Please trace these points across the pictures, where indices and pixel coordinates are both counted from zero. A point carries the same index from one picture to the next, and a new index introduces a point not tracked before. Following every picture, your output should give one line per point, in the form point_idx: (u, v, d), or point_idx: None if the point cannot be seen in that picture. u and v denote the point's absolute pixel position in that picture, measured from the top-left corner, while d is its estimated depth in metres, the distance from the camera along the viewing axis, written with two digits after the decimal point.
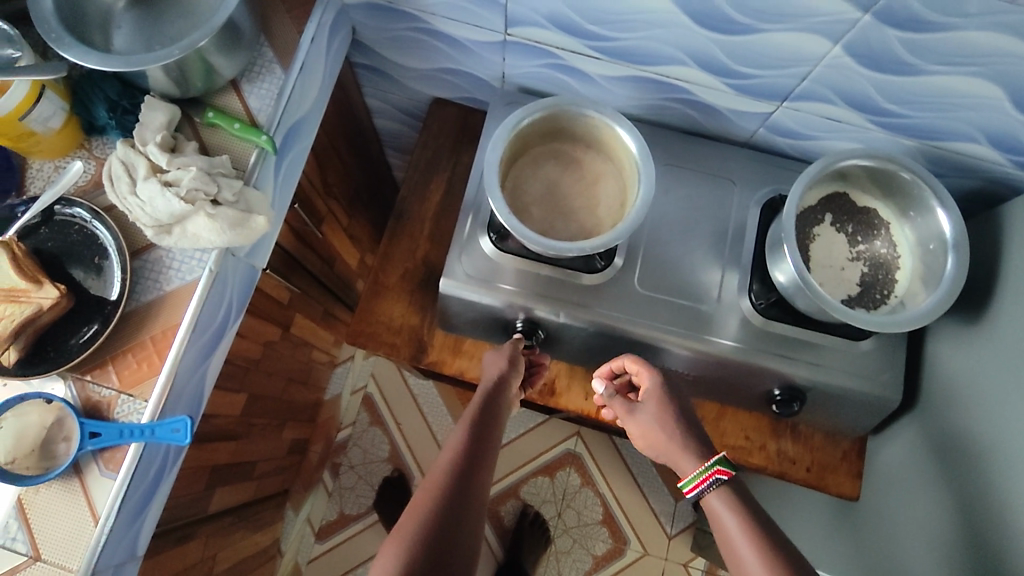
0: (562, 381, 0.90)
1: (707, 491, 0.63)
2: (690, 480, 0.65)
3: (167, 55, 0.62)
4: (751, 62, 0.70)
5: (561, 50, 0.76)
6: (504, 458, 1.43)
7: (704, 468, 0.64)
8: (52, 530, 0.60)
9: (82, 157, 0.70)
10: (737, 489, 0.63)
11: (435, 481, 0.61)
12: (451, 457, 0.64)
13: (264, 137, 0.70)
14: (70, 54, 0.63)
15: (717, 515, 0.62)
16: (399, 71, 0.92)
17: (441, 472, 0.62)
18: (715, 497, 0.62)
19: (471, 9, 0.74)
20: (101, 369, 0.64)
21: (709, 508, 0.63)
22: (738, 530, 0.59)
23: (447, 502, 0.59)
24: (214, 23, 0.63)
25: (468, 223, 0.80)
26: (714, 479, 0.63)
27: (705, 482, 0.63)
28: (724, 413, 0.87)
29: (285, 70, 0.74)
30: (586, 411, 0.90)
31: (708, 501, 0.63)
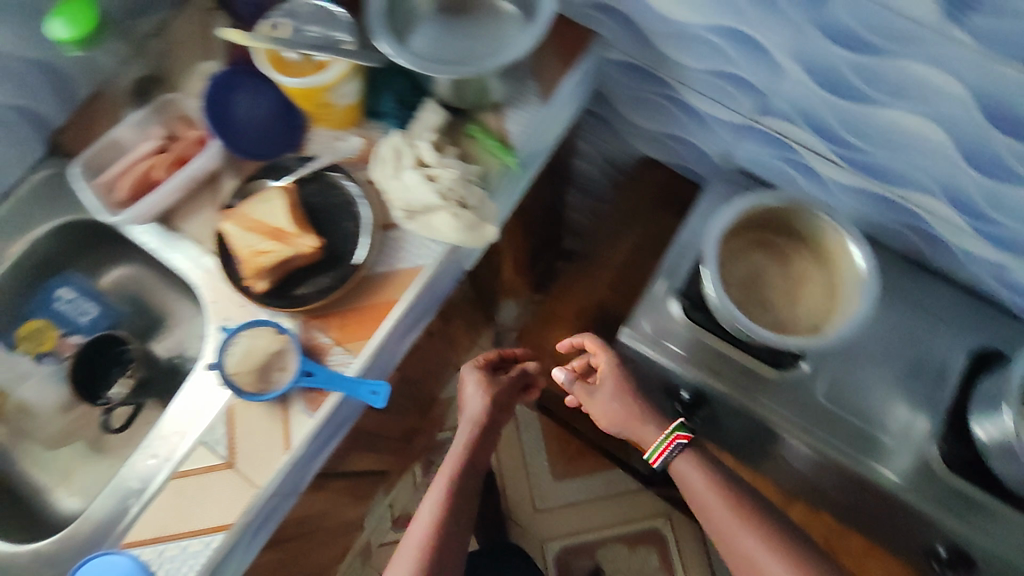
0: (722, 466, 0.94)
1: (674, 456, 0.74)
2: (654, 449, 0.76)
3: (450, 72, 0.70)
4: (1009, 213, 0.67)
5: (802, 147, 0.77)
6: (588, 512, 1.42)
7: (666, 435, 0.75)
8: (249, 445, 0.68)
9: (355, 134, 0.78)
10: (694, 450, 0.75)
11: (435, 509, 0.74)
12: (442, 498, 0.75)
13: (512, 159, 0.76)
14: (382, 41, 0.70)
15: (686, 474, 0.74)
16: (623, 126, 0.96)
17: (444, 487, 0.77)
18: (681, 460, 0.74)
19: (729, 92, 0.76)
20: (326, 318, 0.71)
21: (677, 471, 0.75)
22: (705, 488, 0.72)
23: (454, 512, 0.74)
24: (493, 62, 0.71)
25: (663, 286, 0.82)
26: (675, 444, 0.74)
27: (667, 447, 0.74)
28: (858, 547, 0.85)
29: (541, 103, 0.79)
30: None
31: (678, 466, 0.74)
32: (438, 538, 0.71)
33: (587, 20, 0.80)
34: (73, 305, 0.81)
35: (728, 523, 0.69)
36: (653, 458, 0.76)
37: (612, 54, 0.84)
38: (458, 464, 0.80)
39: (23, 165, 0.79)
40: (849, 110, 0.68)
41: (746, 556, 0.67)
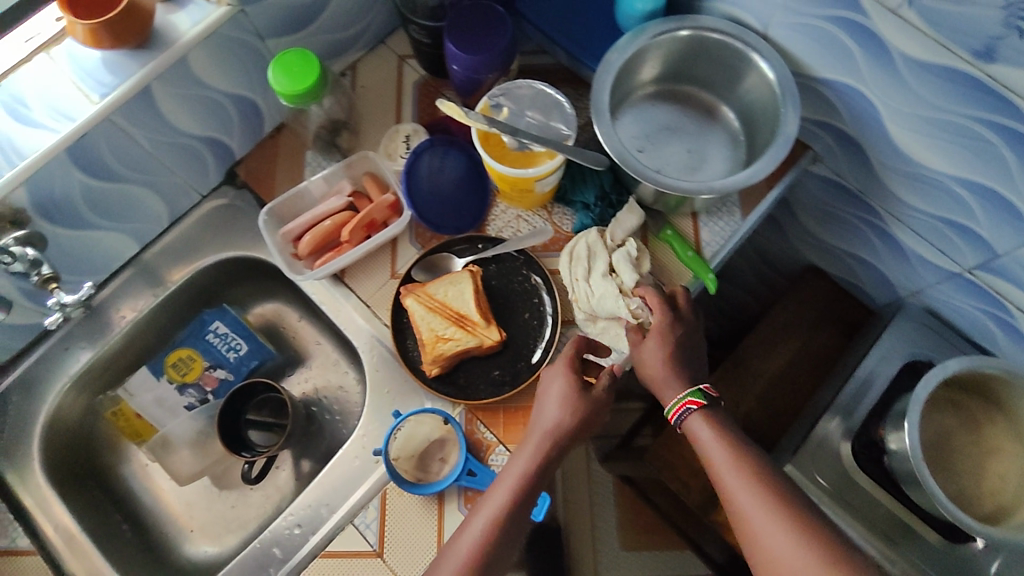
0: None
1: (688, 421, 0.61)
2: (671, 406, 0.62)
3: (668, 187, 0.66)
4: None
5: (1019, 310, 0.71)
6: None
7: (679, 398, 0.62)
8: (399, 537, 0.64)
9: (541, 217, 0.75)
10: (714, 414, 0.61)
11: (486, 528, 0.56)
12: (490, 520, 0.57)
13: (710, 276, 0.71)
14: (604, 134, 0.67)
15: (701, 440, 0.60)
16: (798, 233, 0.91)
17: (505, 498, 0.58)
18: (696, 423, 0.61)
19: (951, 238, 0.72)
20: (493, 414, 0.68)
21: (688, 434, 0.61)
22: (714, 451, 0.58)
23: (506, 534, 0.57)
24: (721, 184, 0.66)
25: (832, 421, 0.77)
26: (687, 408, 0.61)
27: (680, 410, 0.61)
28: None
29: (743, 217, 0.75)
30: None
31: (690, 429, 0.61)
32: (486, 555, 0.55)
33: (804, 134, 0.77)
34: (223, 339, 0.80)
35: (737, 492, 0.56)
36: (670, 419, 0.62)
37: (818, 168, 0.79)
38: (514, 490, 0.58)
39: (200, 192, 0.78)
40: None
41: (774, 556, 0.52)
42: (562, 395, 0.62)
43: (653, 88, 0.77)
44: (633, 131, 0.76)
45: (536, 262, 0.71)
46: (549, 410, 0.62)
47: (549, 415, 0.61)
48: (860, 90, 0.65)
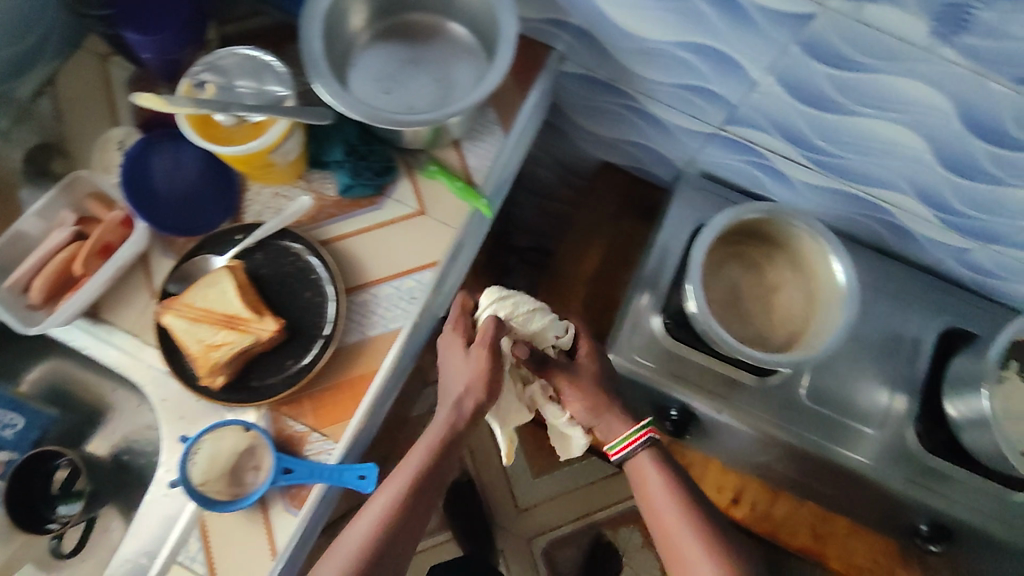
0: (748, 495, 0.86)
1: (637, 450, 0.68)
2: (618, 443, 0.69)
3: (413, 121, 0.63)
4: (982, 208, 0.68)
5: (771, 153, 0.76)
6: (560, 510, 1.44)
7: (637, 428, 0.69)
8: (231, 557, 0.62)
9: (301, 189, 0.70)
10: (661, 448, 0.69)
11: (399, 499, 0.62)
12: (401, 497, 0.62)
13: (483, 201, 0.70)
14: (322, 88, 0.62)
15: (640, 470, 0.68)
16: (579, 133, 0.92)
17: (401, 486, 0.63)
18: (640, 457, 0.68)
19: (695, 102, 0.73)
20: (298, 404, 0.65)
21: (632, 467, 0.69)
22: (655, 478, 0.67)
23: (399, 522, 0.61)
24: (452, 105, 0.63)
25: (644, 301, 0.80)
26: (646, 438, 0.68)
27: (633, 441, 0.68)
28: (841, 533, 0.86)
29: (504, 133, 0.73)
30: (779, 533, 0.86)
31: (635, 458, 0.68)
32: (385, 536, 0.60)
33: (541, 34, 0.75)
34: None
35: (670, 516, 0.64)
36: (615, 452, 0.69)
37: (568, 66, 0.78)
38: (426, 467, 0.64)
39: None
40: (822, 119, 0.66)
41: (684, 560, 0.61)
42: (476, 359, 0.67)
43: (371, 33, 0.73)
44: (367, 80, 0.71)
45: (295, 234, 0.67)
46: (459, 381, 0.67)
47: (459, 383, 0.67)
48: None
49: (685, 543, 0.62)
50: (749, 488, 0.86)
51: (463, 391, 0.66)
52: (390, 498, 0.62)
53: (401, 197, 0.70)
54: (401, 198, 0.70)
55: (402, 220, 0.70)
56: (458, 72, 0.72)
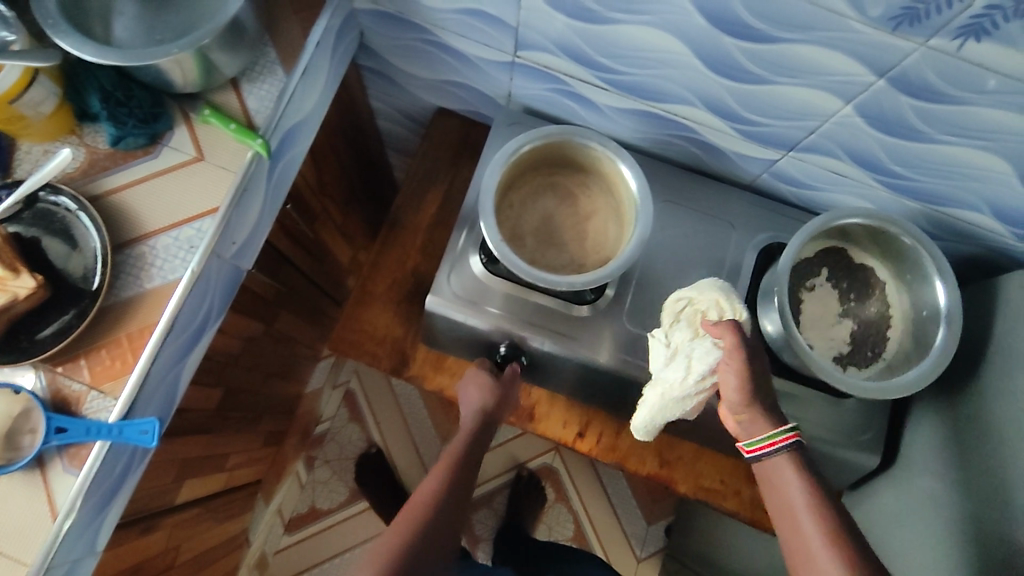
0: (588, 423, 0.85)
1: (775, 455, 0.58)
2: (760, 437, 0.59)
3: (164, 52, 0.60)
4: (766, 112, 0.66)
5: (569, 77, 0.74)
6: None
7: (781, 430, 0.58)
8: (10, 520, 0.61)
9: (72, 144, 0.68)
10: (803, 453, 0.58)
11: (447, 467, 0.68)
12: (450, 469, 0.67)
13: (259, 141, 0.68)
14: (66, 42, 0.59)
15: (777, 477, 0.58)
16: (405, 78, 0.89)
17: (448, 468, 0.67)
18: (779, 461, 0.58)
19: (483, 29, 0.71)
20: (74, 361, 0.63)
21: (764, 468, 0.59)
22: (801, 499, 0.55)
23: (452, 493, 0.65)
24: (196, 39, 0.61)
25: (462, 238, 0.78)
26: (793, 440, 0.58)
27: (775, 443, 0.58)
28: (686, 456, 0.84)
29: (287, 73, 0.71)
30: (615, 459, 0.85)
31: (774, 463, 0.58)
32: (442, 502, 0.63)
33: None
34: None
35: (814, 537, 0.53)
36: (756, 449, 0.59)
37: (360, 2, 0.75)
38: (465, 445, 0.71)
39: None
40: (591, 32, 0.65)
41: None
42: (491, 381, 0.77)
43: None
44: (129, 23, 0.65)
45: (57, 186, 0.65)
46: (485, 395, 0.76)
47: (486, 396, 0.76)
48: None
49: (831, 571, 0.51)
50: (595, 419, 0.85)
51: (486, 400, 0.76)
52: (437, 481, 0.66)
53: (177, 144, 0.68)
54: (178, 145, 0.68)
55: (177, 167, 0.67)
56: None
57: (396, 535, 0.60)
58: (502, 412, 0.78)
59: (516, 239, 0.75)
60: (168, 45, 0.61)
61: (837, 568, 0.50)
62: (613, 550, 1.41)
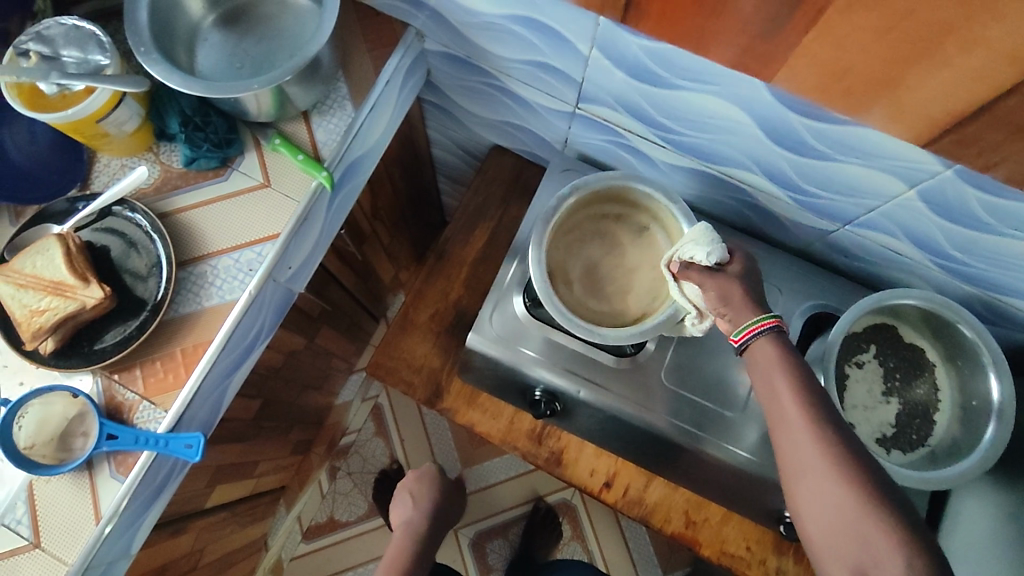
0: (616, 474, 0.85)
1: (757, 339, 0.56)
2: (746, 326, 0.56)
3: (246, 87, 0.62)
4: (826, 185, 0.66)
5: (627, 132, 0.75)
6: (483, 502, 1.44)
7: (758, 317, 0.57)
8: (57, 518, 0.64)
9: (148, 160, 0.71)
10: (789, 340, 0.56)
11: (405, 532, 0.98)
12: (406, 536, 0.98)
13: (324, 174, 0.70)
14: (155, 69, 0.61)
15: (765, 361, 0.55)
16: (465, 114, 0.91)
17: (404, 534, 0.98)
18: (761, 345, 0.56)
19: (548, 80, 0.73)
20: (129, 371, 0.66)
21: (749, 352, 0.57)
22: (790, 399, 0.52)
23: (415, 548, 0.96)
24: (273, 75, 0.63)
25: (508, 279, 0.79)
26: (765, 327, 0.56)
27: (755, 332, 0.56)
28: (712, 519, 0.83)
29: (356, 108, 0.73)
30: (641, 512, 0.84)
31: (758, 348, 0.56)
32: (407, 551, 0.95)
33: (399, 13, 0.75)
34: None
35: (806, 439, 0.50)
36: (739, 337, 0.57)
37: (431, 44, 0.78)
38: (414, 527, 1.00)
39: None
40: (656, 95, 0.65)
41: (838, 502, 0.47)
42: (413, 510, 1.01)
43: (216, 15, 0.70)
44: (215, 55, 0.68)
45: (135, 205, 0.67)
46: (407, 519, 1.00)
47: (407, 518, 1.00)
48: None
49: (822, 474, 0.48)
50: (623, 471, 0.85)
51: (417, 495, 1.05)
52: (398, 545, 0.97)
53: (246, 169, 0.71)
54: (247, 170, 0.71)
55: (244, 192, 0.70)
56: (303, 35, 0.69)
57: None
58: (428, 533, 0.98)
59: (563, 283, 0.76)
60: (249, 80, 0.64)
61: (825, 466, 0.48)
62: None
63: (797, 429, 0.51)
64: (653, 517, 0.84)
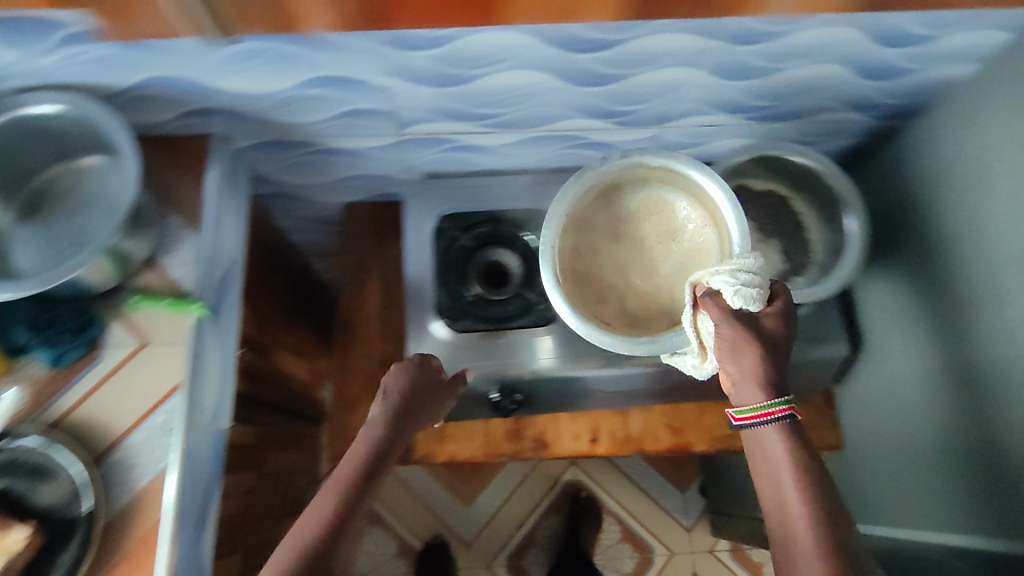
0: (596, 425, 0.88)
1: (761, 425, 0.54)
2: (772, 401, 0.54)
3: (80, 263, 0.59)
4: (635, 99, 0.73)
5: (454, 134, 0.78)
6: (501, 526, 1.45)
7: (772, 400, 0.54)
8: None
9: (13, 385, 0.65)
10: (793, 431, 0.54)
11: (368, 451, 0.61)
12: (376, 430, 0.63)
13: (197, 304, 0.68)
14: None
15: (772, 460, 0.54)
16: (303, 189, 0.91)
17: (358, 449, 0.61)
18: (766, 434, 0.54)
19: (362, 124, 0.75)
20: None
21: (755, 437, 0.55)
22: (799, 511, 0.51)
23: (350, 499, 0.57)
24: (100, 242, 0.61)
25: (416, 311, 0.80)
26: (779, 415, 0.54)
27: (788, 409, 0.54)
28: (691, 418, 0.88)
29: (197, 231, 0.72)
30: (635, 445, 0.88)
31: (763, 435, 0.54)
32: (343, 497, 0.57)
33: (195, 126, 0.75)
34: None
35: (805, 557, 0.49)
36: (741, 417, 0.55)
37: (240, 141, 0.78)
38: (377, 429, 0.63)
39: None
40: (462, 92, 0.69)
41: None
42: (404, 376, 0.69)
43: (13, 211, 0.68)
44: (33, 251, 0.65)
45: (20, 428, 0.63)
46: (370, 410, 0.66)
47: (384, 395, 0.67)
48: (168, 75, 0.65)
49: None
50: (601, 421, 0.88)
51: (392, 384, 0.67)
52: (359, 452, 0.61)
53: (118, 340, 0.68)
54: (120, 340, 0.68)
55: (126, 361, 0.67)
56: (110, 188, 0.67)
57: (291, 543, 0.54)
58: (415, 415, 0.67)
59: (598, 269, 0.73)
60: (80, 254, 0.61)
61: None
62: (660, 522, 1.47)
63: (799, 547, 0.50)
64: (645, 444, 0.87)
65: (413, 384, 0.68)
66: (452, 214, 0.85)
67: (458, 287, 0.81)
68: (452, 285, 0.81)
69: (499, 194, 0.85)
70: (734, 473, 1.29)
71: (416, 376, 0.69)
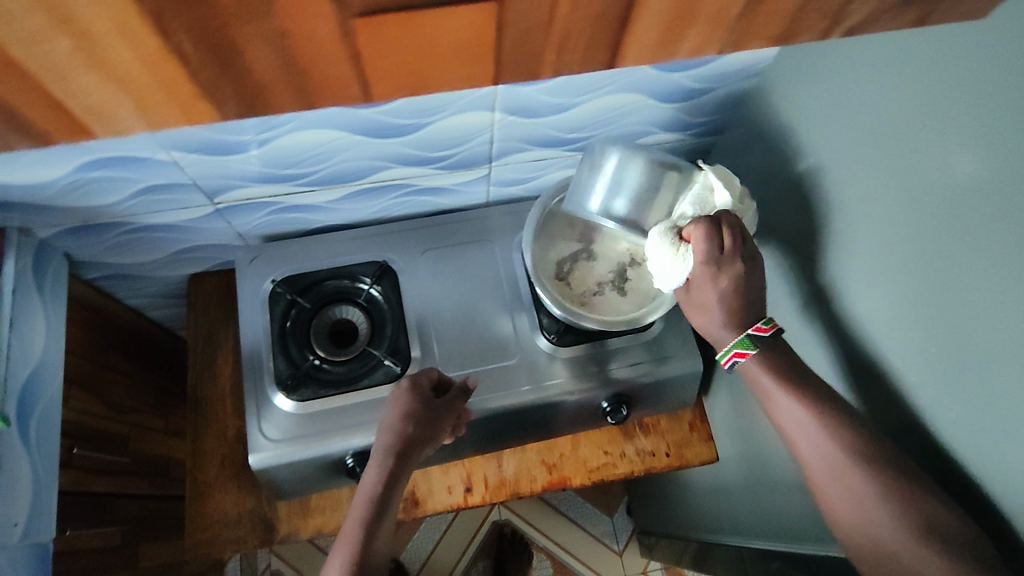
0: (469, 474, 0.86)
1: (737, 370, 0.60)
2: (725, 349, 0.60)
3: None
4: (447, 145, 0.72)
5: (275, 198, 0.77)
6: None
7: (727, 348, 0.60)
8: None
9: None
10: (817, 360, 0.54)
11: (368, 492, 0.64)
12: (376, 469, 0.66)
13: None
14: None
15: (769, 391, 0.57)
16: (139, 271, 0.87)
17: (377, 473, 0.65)
18: (751, 367, 0.58)
19: (169, 199, 0.72)
20: None
21: (743, 370, 0.59)
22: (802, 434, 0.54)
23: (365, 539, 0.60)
24: None
25: (255, 385, 0.77)
26: (733, 360, 0.59)
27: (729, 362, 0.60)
28: (566, 452, 0.87)
29: None
30: (510, 490, 0.85)
31: (746, 371, 0.59)
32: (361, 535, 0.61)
33: None
34: None
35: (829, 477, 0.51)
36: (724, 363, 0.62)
37: (44, 230, 0.73)
38: (385, 460, 0.66)
39: None
40: (258, 157, 0.67)
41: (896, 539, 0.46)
42: (399, 399, 0.71)
43: None
44: None
45: None
46: (390, 425, 0.69)
47: (392, 420, 0.69)
48: None
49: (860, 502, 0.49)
50: (472, 469, 0.86)
51: (390, 414, 0.70)
52: (362, 497, 0.64)
53: None
54: None
55: None
56: None
57: None
58: (426, 433, 0.69)
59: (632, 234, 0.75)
60: None
61: (864, 501, 0.49)
62: (591, 550, 1.44)
63: (827, 466, 0.52)
64: (519, 487, 0.86)
65: (409, 408, 0.69)
66: (286, 278, 0.82)
67: (299, 353, 0.78)
68: (293, 351, 0.78)
69: (341, 252, 0.84)
70: (652, 491, 1.28)
71: (416, 397, 0.70)
